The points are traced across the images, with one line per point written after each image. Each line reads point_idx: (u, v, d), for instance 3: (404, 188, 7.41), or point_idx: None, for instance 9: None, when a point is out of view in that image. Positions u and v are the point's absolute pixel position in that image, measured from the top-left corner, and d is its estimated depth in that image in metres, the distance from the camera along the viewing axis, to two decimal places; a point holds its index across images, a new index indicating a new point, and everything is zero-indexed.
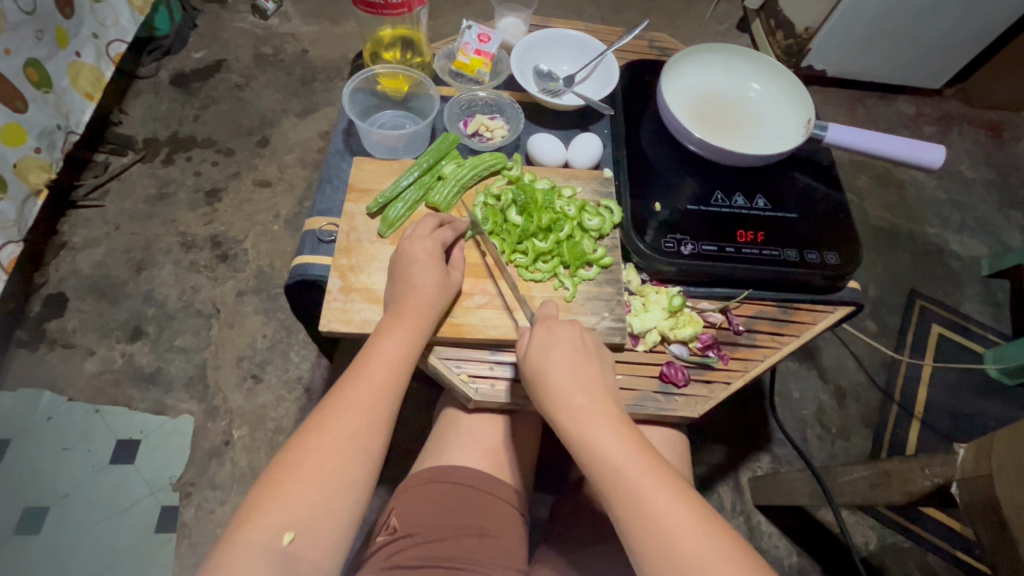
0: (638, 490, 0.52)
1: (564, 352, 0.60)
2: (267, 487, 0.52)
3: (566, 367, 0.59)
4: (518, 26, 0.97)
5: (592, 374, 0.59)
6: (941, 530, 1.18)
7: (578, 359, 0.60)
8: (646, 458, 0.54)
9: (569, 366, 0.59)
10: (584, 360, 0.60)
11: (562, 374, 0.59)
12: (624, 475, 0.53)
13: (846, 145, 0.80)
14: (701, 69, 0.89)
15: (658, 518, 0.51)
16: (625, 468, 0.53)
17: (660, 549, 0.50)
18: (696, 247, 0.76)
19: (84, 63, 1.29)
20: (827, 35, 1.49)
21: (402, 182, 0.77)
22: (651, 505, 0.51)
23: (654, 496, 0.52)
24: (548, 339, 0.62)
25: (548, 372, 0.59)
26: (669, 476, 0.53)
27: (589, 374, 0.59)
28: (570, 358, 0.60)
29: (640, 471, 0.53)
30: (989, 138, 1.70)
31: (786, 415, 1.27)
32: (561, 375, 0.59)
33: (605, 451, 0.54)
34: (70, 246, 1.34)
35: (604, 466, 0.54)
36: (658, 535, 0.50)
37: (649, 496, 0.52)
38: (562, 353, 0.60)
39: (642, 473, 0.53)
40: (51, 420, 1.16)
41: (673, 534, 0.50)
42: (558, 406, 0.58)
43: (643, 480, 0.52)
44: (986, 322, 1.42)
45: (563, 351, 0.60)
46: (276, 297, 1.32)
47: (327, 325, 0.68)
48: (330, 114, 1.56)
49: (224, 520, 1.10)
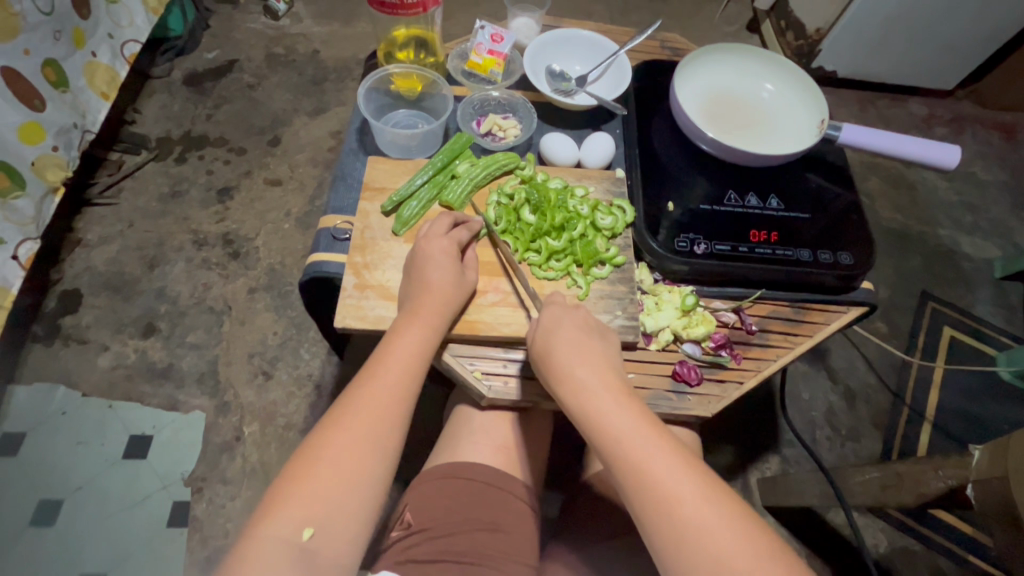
0: (638, 460, 0.52)
1: (568, 331, 0.62)
2: (286, 484, 0.53)
3: (570, 344, 0.60)
4: (530, 27, 0.97)
5: (596, 353, 0.60)
6: (953, 534, 1.17)
7: (582, 339, 0.61)
8: (648, 428, 0.54)
9: (573, 344, 0.60)
10: (589, 340, 0.61)
11: (566, 351, 0.60)
12: (624, 444, 0.53)
13: (860, 145, 0.80)
14: (713, 69, 0.89)
15: (657, 485, 0.51)
16: (626, 437, 0.53)
17: (661, 516, 0.50)
18: (709, 246, 0.76)
19: (100, 62, 1.30)
20: (838, 35, 1.49)
21: (416, 181, 0.78)
22: (650, 473, 0.51)
23: (654, 464, 0.52)
24: (553, 320, 0.63)
25: (552, 350, 0.60)
26: (671, 445, 0.53)
27: (593, 352, 0.60)
28: (574, 337, 0.61)
29: (641, 441, 0.53)
30: (1002, 140, 1.69)
31: (796, 416, 1.27)
32: (565, 353, 0.60)
33: (606, 423, 0.55)
34: (84, 243, 1.35)
35: (606, 437, 0.54)
36: (659, 502, 0.50)
37: (649, 464, 0.52)
38: (565, 331, 0.61)
39: (643, 442, 0.53)
40: (65, 415, 1.17)
41: (673, 500, 0.50)
42: (562, 382, 0.59)
43: (644, 449, 0.52)
44: (998, 325, 1.41)
45: (566, 330, 0.62)
46: (287, 295, 1.33)
47: (342, 322, 0.69)
48: (341, 114, 1.57)
49: (235, 515, 1.11)
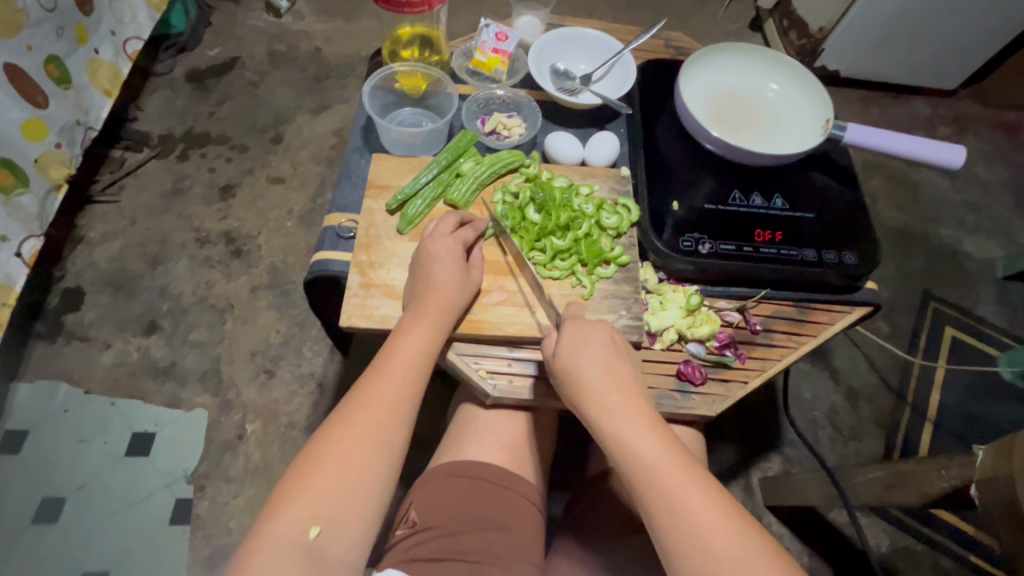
0: (670, 489, 0.52)
1: (596, 350, 0.61)
2: (293, 482, 0.53)
3: (598, 365, 0.60)
4: (535, 25, 0.97)
5: (623, 374, 0.60)
6: (955, 534, 1.17)
7: (609, 358, 0.61)
8: (677, 456, 0.54)
9: (601, 365, 0.60)
10: (615, 359, 0.61)
11: (594, 371, 0.59)
12: (656, 473, 0.53)
13: (866, 145, 0.80)
14: (718, 67, 0.89)
15: (691, 516, 0.51)
16: (659, 466, 0.53)
17: (694, 548, 0.50)
18: (714, 246, 0.76)
19: (102, 59, 1.30)
20: (842, 34, 1.49)
21: (421, 179, 0.78)
22: (684, 504, 0.51)
23: (687, 493, 0.52)
24: (579, 338, 0.62)
25: (579, 370, 0.60)
26: (700, 474, 0.53)
27: (621, 373, 0.60)
28: (602, 357, 0.60)
29: (674, 470, 0.53)
30: (1005, 139, 1.69)
31: (798, 416, 1.27)
32: (593, 372, 0.59)
33: (637, 449, 0.54)
34: (87, 240, 1.35)
35: (637, 465, 0.54)
36: (692, 534, 0.50)
37: (682, 494, 0.52)
38: (593, 350, 0.61)
39: (675, 471, 0.53)
40: (68, 412, 1.18)
41: (706, 532, 0.50)
42: (590, 403, 0.58)
43: (676, 477, 0.53)
44: (1000, 325, 1.41)
45: (594, 350, 0.61)
46: (289, 293, 1.33)
47: (347, 321, 0.69)
48: (343, 112, 1.56)
49: (238, 513, 1.11)
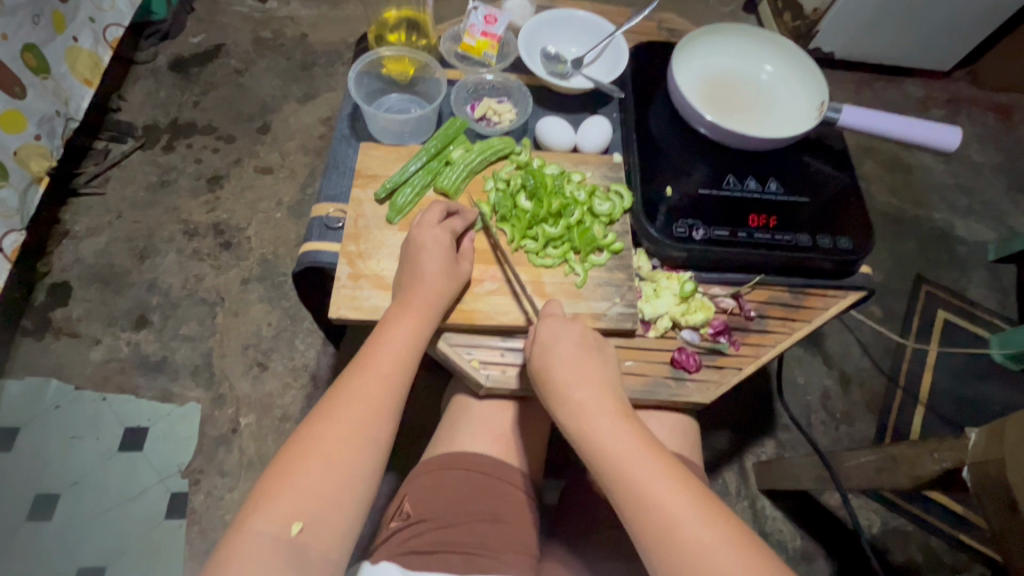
0: (639, 484, 0.51)
1: (565, 348, 0.60)
2: (275, 476, 0.52)
3: (565, 362, 0.59)
4: (525, 7, 0.94)
5: (594, 371, 0.59)
6: (946, 514, 1.18)
7: (580, 356, 0.60)
8: (648, 451, 0.53)
9: (569, 363, 0.59)
10: (586, 356, 0.60)
11: (563, 368, 0.59)
12: (625, 470, 0.52)
13: (862, 128, 0.79)
14: (712, 50, 0.87)
15: (660, 511, 0.50)
16: (627, 463, 0.52)
17: (663, 545, 0.49)
18: (708, 231, 0.75)
19: (82, 48, 1.26)
20: (837, 13, 1.47)
21: (410, 167, 0.77)
22: (652, 499, 0.51)
23: (656, 488, 0.51)
24: (548, 336, 0.62)
25: (548, 368, 0.60)
26: (670, 468, 0.52)
27: (592, 370, 0.59)
28: (571, 355, 0.60)
29: (643, 463, 0.52)
30: (999, 121, 1.68)
31: (792, 401, 1.27)
32: (561, 371, 0.59)
33: (605, 447, 0.54)
34: (73, 234, 1.33)
35: (606, 462, 0.53)
36: (659, 529, 0.50)
37: (650, 488, 0.51)
38: (561, 347, 0.60)
39: (645, 467, 0.52)
40: (58, 409, 1.16)
41: (675, 527, 0.49)
42: (561, 403, 0.58)
43: (644, 471, 0.52)
44: (991, 307, 1.41)
45: (564, 347, 0.60)
46: (280, 285, 1.32)
47: (336, 313, 0.68)
48: (331, 101, 1.53)
49: (233, 507, 1.10)
